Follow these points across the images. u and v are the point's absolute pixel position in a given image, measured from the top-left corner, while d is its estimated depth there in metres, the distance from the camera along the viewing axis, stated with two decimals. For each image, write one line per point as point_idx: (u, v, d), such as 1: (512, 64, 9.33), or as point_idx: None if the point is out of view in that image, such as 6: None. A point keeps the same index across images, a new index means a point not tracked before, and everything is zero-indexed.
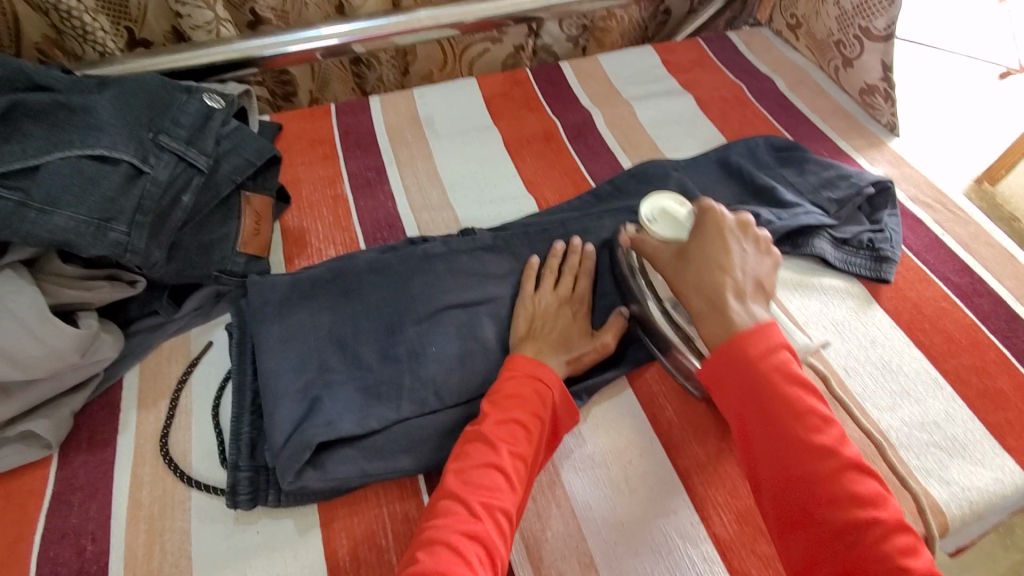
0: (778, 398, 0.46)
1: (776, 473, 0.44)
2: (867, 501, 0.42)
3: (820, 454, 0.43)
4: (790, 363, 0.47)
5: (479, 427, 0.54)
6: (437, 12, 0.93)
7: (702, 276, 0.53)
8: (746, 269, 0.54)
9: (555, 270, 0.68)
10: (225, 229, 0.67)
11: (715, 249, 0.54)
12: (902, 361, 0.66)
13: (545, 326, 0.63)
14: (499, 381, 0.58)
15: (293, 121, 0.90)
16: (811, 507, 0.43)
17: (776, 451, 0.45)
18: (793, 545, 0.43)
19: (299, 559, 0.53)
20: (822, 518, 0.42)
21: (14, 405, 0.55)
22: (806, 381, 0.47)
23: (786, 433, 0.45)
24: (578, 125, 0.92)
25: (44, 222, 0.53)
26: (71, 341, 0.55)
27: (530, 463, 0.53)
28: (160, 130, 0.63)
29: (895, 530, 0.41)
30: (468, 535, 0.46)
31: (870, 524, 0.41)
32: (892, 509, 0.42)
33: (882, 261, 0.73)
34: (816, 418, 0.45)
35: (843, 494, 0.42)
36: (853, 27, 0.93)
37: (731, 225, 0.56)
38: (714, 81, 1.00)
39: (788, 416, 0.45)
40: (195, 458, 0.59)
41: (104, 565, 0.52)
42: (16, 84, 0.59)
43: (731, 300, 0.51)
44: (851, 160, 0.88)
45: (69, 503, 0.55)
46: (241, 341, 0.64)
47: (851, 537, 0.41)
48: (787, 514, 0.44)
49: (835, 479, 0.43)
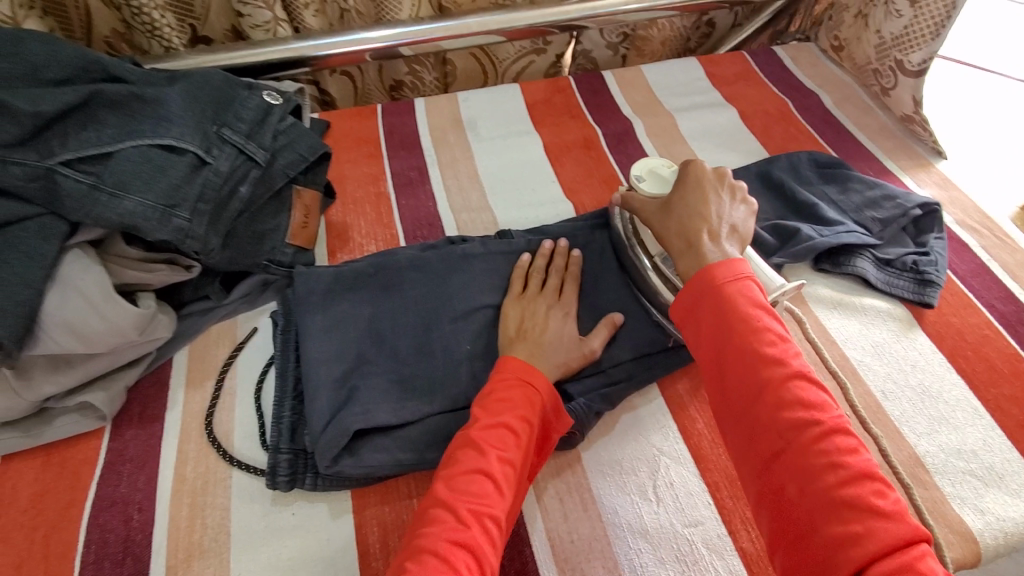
0: (736, 315, 0.48)
1: (730, 384, 0.47)
2: (810, 406, 0.44)
3: (770, 363, 0.46)
4: (749, 285, 0.50)
5: (468, 432, 0.54)
6: (485, 19, 0.94)
7: (682, 220, 0.57)
8: (722, 214, 0.57)
9: (541, 270, 0.68)
10: (276, 221, 0.70)
11: (693, 197, 0.58)
12: (941, 387, 0.65)
13: (533, 328, 0.63)
14: (490, 384, 0.58)
15: (342, 119, 0.93)
16: (757, 413, 0.45)
17: (729, 362, 0.48)
18: (742, 450, 0.46)
19: (332, 544, 0.55)
20: (767, 422, 0.44)
21: (74, 375, 0.59)
22: (765, 303, 0.49)
23: (740, 345, 0.47)
24: (619, 134, 0.92)
25: (115, 206, 0.56)
26: (131, 320, 0.58)
27: (519, 468, 0.53)
28: (223, 124, 0.66)
29: (837, 432, 0.43)
30: (456, 543, 0.47)
31: (811, 425, 0.43)
32: (836, 416, 0.44)
33: (927, 285, 0.71)
34: (771, 334, 0.47)
35: (789, 399, 0.44)
36: (889, 60, 0.93)
37: (710, 176, 0.60)
38: (758, 95, 0.99)
39: (744, 330, 0.47)
40: (238, 438, 0.61)
41: (149, 535, 0.54)
42: (93, 75, 0.62)
43: (706, 240, 0.54)
44: (897, 181, 0.86)
45: (119, 473, 0.58)
46: (285, 329, 0.66)
47: (794, 438, 0.43)
48: (738, 421, 0.46)
49: (783, 386, 0.45)
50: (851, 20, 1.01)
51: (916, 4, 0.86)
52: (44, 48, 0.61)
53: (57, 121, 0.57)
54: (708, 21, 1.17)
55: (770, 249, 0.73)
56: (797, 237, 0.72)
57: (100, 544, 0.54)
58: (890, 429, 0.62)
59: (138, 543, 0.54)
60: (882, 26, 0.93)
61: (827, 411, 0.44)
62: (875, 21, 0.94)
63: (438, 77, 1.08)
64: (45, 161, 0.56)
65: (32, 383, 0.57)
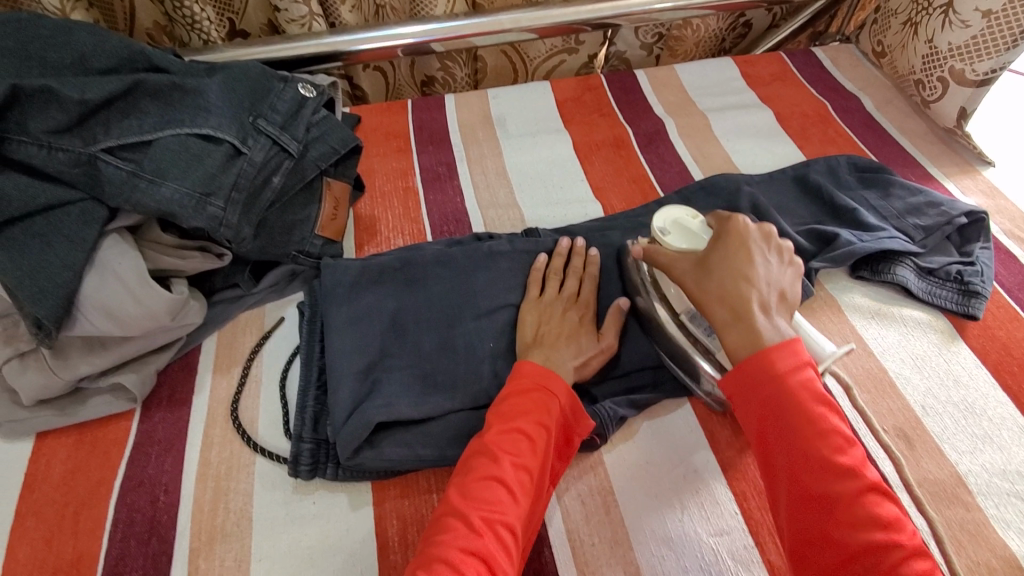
0: (802, 414, 0.46)
1: (794, 493, 0.45)
2: (885, 523, 0.42)
3: (840, 474, 0.44)
4: (813, 381, 0.48)
5: (483, 438, 0.54)
6: (517, 15, 0.94)
7: (726, 286, 0.53)
8: (768, 280, 0.54)
9: (558, 271, 0.67)
10: (306, 212, 0.71)
11: (738, 258, 0.55)
12: (986, 404, 0.62)
13: (551, 331, 0.63)
14: (506, 389, 0.57)
15: (373, 114, 0.94)
16: (829, 528, 0.43)
17: (796, 467, 0.45)
18: (810, 564, 0.43)
19: (352, 534, 0.55)
20: (840, 539, 0.42)
21: (109, 357, 0.60)
22: (830, 401, 0.47)
23: (808, 450, 0.45)
24: (650, 134, 0.91)
25: (153, 192, 0.57)
26: (165, 305, 0.59)
27: (536, 475, 0.52)
28: (259, 115, 0.66)
29: (919, 557, 0.40)
30: (468, 552, 0.46)
31: (890, 548, 0.41)
32: (913, 537, 0.42)
33: (971, 297, 0.68)
34: (840, 438, 0.46)
35: (864, 517, 0.42)
36: (940, 70, 0.88)
37: (754, 235, 0.57)
38: (797, 96, 0.97)
39: (810, 433, 0.46)
40: (262, 425, 0.62)
41: (173, 517, 0.55)
42: (136, 64, 0.64)
43: (756, 312, 0.51)
44: (940, 187, 0.83)
45: (148, 454, 0.59)
46: (312, 319, 0.67)
47: (872, 561, 0.41)
48: (805, 535, 0.44)
49: (856, 501, 0.43)
50: (897, 28, 0.96)
51: (990, 14, 0.81)
52: (91, 38, 0.62)
53: (100, 110, 0.58)
54: (745, 22, 1.15)
55: (807, 253, 0.71)
56: (834, 243, 0.70)
57: (127, 523, 0.55)
58: (930, 446, 0.59)
59: (162, 524, 0.55)
60: (938, 35, 0.88)
61: (906, 533, 0.42)
62: (928, 30, 0.90)
63: (469, 74, 1.08)
64: (88, 147, 0.57)
65: (69, 363, 0.59)
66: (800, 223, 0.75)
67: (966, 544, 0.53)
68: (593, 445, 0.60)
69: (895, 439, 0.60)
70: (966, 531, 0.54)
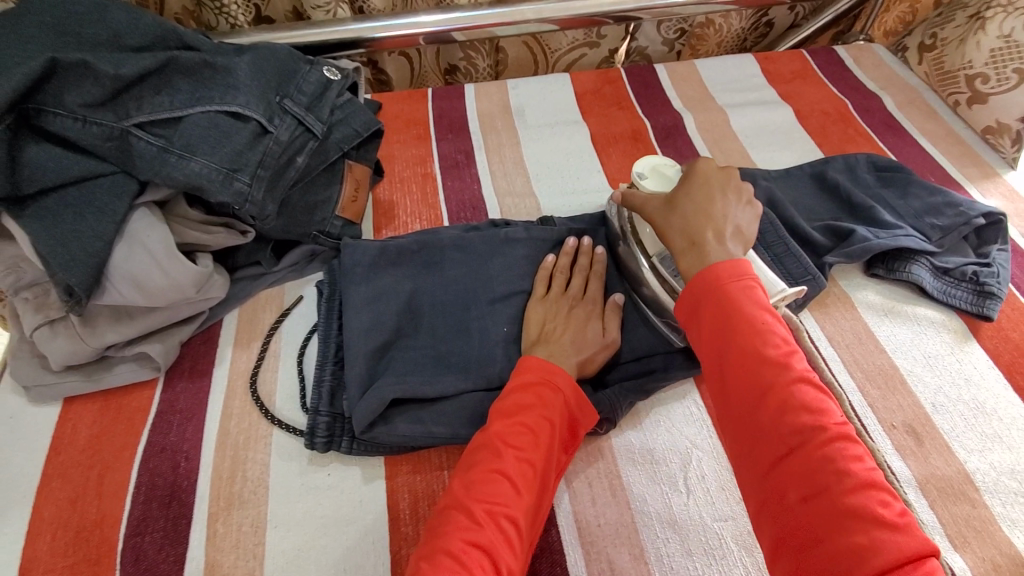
0: (736, 313, 0.48)
1: (730, 387, 0.47)
2: (813, 410, 0.43)
3: (773, 367, 0.45)
4: (754, 288, 0.49)
5: (487, 431, 0.55)
6: (540, 7, 0.94)
7: (688, 219, 0.55)
8: (728, 215, 0.55)
9: (564, 270, 0.67)
10: (328, 193, 0.72)
11: (699, 196, 0.56)
12: (996, 404, 0.62)
13: (557, 329, 0.62)
14: (510, 384, 0.58)
15: (393, 102, 0.95)
16: (759, 417, 0.44)
17: (733, 365, 0.47)
18: (743, 453, 0.45)
19: (364, 505, 0.57)
20: (769, 426, 0.44)
21: (135, 327, 0.62)
22: (767, 303, 0.49)
23: (743, 348, 0.47)
24: (668, 128, 0.91)
25: (182, 167, 0.59)
26: (190, 278, 0.61)
27: (539, 469, 0.53)
28: (285, 95, 0.68)
29: (843, 438, 0.42)
30: (470, 544, 0.47)
31: (815, 432, 0.42)
32: (842, 423, 0.43)
33: (986, 297, 0.68)
34: (776, 337, 0.47)
35: (793, 405, 0.44)
36: (1018, 61, 0.85)
37: (717, 176, 0.58)
38: (817, 94, 0.97)
39: (746, 331, 0.47)
40: (280, 398, 0.64)
41: (194, 483, 0.57)
42: (169, 43, 0.65)
43: (710, 240, 0.53)
44: (960, 189, 0.83)
45: (169, 422, 0.61)
46: (330, 298, 0.68)
47: (799, 444, 0.42)
48: (740, 428, 0.46)
49: (788, 391, 0.44)
50: (961, 21, 0.95)
51: None
52: (125, 17, 0.64)
53: (134, 85, 0.60)
54: (768, 21, 1.15)
55: (822, 249, 0.71)
56: (848, 240, 0.70)
57: (149, 486, 0.57)
58: (939, 443, 0.59)
59: (183, 489, 0.57)
60: (1017, 30, 0.86)
61: (832, 417, 0.43)
62: (1002, 26, 0.88)
63: (491, 64, 1.09)
64: (121, 122, 0.59)
65: (96, 331, 0.61)
66: (816, 219, 0.75)
67: (971, 541, 0.53)
68: (599, 431, 0.61)
69: (904, 436, 0.60)
70: (972, 528, 0.54)
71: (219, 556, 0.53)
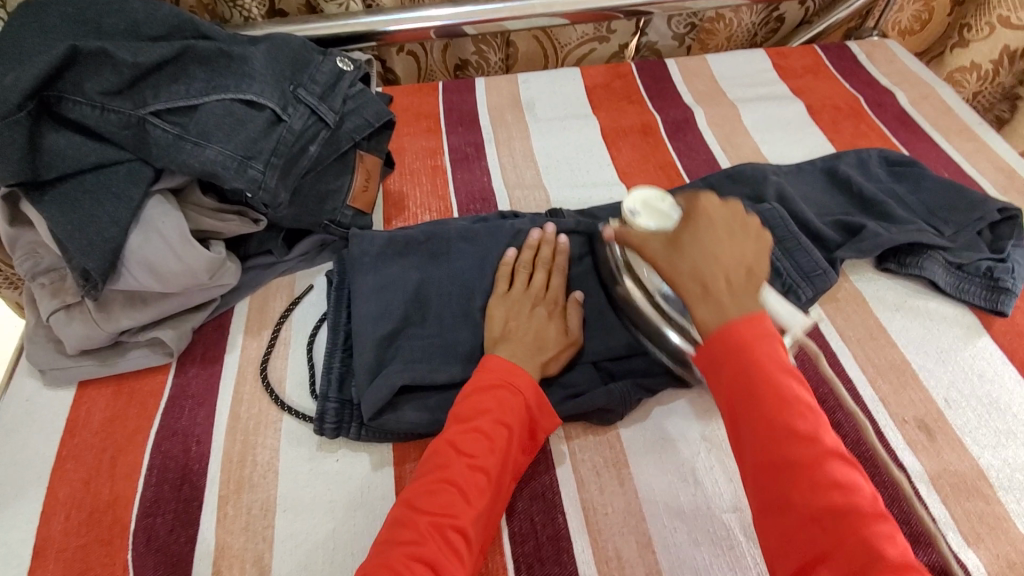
0: (764, 377, 0.45)
1: (756, 459, 0.44)
2: (843, 486, 0.41)
3: (802, 439, 0.43)
4: (779, 349, 0.47)
5: (442, 437, 0.53)
6: (551, 1, 0.94)
7: (697, 263, 0.51)
8: (741, 257, 0.52)
9: (526, 264, 0.66)
10: (339, 183, 0.73)
11: (707, 236, 0.53)
12: (1011, 400, 0.61)
13: (519, 329, 0.61)
14: (467, 387, 0.56)
15: (404, 95, 0.96)
16: (789, 493, 0.42)
17: (759, 433, 0.44)
18: (771, 531, 0.42)
19: (373, 491, 0.57)
20: (801, 504, 0.41)
21: (149, 312, 0.63)
22: (791, 365, 0.47)
23: (771, 417, 0.44)
24: (678, 122, 0.91)
25: (198, 154, 0.60)
26: (204, 263, 0.62)
27: (493, 476, 0.51)
28: (300, 85, 0.68)
29: (874, 516, 0.41)
30: (413, 558, 0.46)
31: (849, 511, 0.40)
32: (870, 499, 0.41)
33: (1000, 293, 0.67)
34: (801, 403, 0.45)
35: (824, 481, 0.42)
36: None
37: (723, 212, 0.54)
38: (830, 90, 0.96)
39: (771, 398, 0.45)
40: (290, 385, 0.64)
41: (204, 466, 0.58)
42: (185, 33, 0.66)
43: (725, 288, 0.49)
44: (974, 184, 0.82)
45: (181, 407, 0.62)
46: (340, 287, 0.69)
47: (831, 524, 0.40)
48: (767, 503, 0.43)
49: (817, 466, 0.42)
50: None
51: None
52: (143, 7, 0.65)
53: (151, 74, 0.60)
54: (779, 15, 1.15)
55: (833, 244, 0.71)
56: (860, 233, 0.70)
57: (161, 469, 0.57)
58: (951, 438, 0.59)
59: (194, 472, 0.57)
60: None
61: (862, 495, 0.41)
62: None
63: (502, 59, 1.10)
64: (138, 109, 0.60)
65: (111, 316, 0.62)
66: (828, 214, 0.75)
67: (984, 537, 0.53)
68: (605, 422, 0.61)
69: (916, 431, 0.59)
70: (985, 524, 0.53)
71: (229, 539, 0.54)
